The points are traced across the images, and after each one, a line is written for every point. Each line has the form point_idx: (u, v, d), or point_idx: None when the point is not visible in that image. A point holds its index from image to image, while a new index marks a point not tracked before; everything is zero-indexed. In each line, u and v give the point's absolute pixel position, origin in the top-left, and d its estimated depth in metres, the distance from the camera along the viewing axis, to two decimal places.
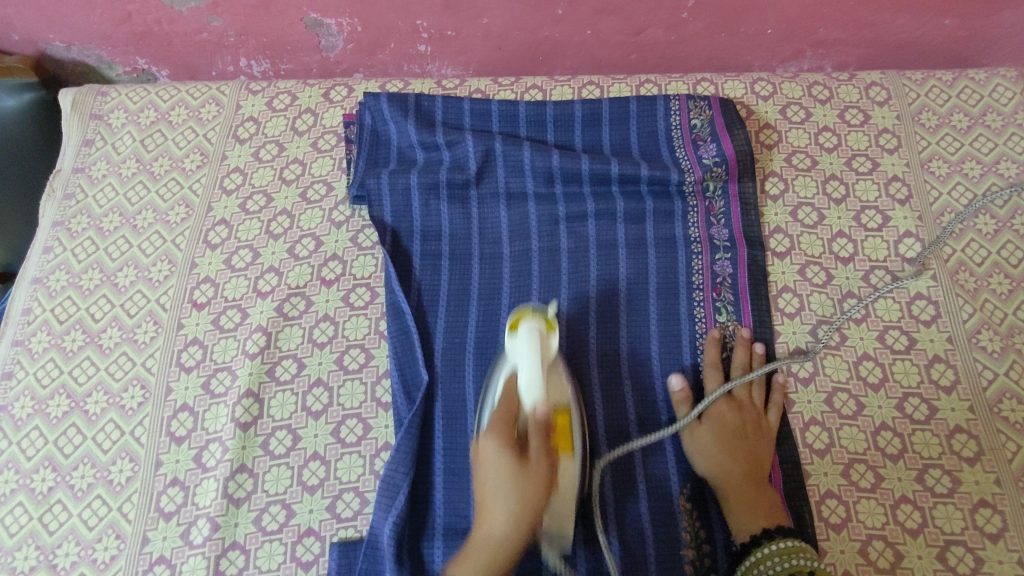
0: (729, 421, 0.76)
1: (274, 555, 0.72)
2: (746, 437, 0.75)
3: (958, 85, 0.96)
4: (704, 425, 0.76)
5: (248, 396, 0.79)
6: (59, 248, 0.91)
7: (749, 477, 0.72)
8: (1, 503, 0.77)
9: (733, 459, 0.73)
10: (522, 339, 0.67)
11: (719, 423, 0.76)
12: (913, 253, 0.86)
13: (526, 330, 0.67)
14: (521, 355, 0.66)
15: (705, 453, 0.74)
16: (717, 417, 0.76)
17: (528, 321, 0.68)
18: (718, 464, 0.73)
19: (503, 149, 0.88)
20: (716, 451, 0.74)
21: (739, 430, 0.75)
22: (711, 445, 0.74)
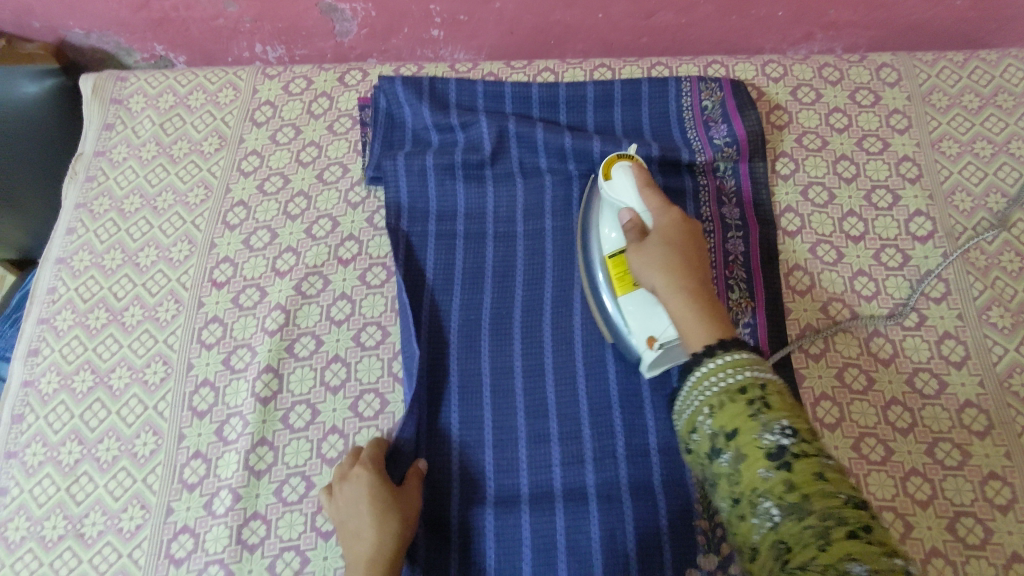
0: (677, 234, 0.71)
1: (295, 525, 0.74)
2: (690, 250, 0.70)
3: (969, 66, 0.96)
4: (651, 242, 0.70)
5: (268, 372, 0.81)
6: (82, 229, 0.93)
7: (697, 283, 0.68)
8: (29, 474, 0.79)
9: (682, 270, 0.68)
10: (620, 178, 0.75)
11: (667, 231, 0.71)
12: (923, 232, 0.86)
13: (623, 169, 0.76)
14: (630, 191, 0.75)
15: (655, 268, 0.68)
16: (665, 228, 0.71)
17: (621, 163, 0.77)
18: (670, 273, 0.68)
19: (517, 130, 0.90)
20: (664, 264, 0.68)
21: (683, 244, 0.70)
22: (654, 265, 0.69)
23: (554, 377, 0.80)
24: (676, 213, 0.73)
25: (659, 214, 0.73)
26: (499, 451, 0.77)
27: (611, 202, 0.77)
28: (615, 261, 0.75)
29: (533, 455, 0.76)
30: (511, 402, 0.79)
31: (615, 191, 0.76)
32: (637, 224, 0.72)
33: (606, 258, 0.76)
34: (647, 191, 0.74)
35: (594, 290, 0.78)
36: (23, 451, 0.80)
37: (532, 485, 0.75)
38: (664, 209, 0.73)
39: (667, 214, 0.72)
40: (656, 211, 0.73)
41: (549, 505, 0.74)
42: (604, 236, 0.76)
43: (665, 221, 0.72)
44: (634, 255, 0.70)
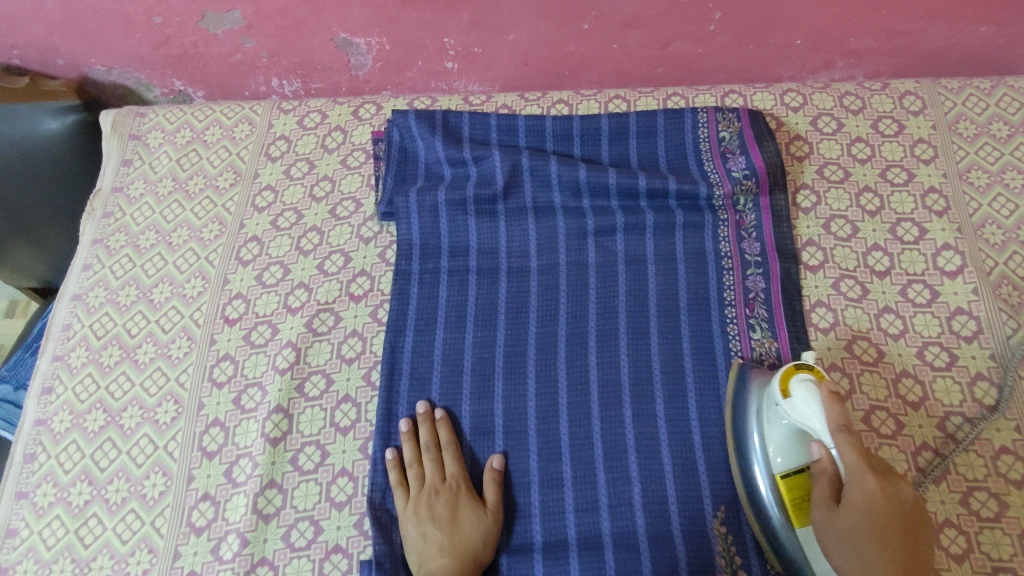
0: (876, 520, 0.58)
1: (302, 572, 0.72)
2: (900, 531, 0.58)
3: (997, 93, 0.93)
4: (844, 522, 0.60)
5: (278, 412, 0.80)
6: (98, 265, 0.93)
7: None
8: (39, 515, 0.78)
9: (887, 570, 0.57)
10: (803, 398, 0.64)
11: (863, 511, 0.59)
12: (952, 267, 0.83)
13: (804, 387, 0.64)
14: (814, 418, 0.63)
15: (850, 554, 0.59)
16: (863, 505, 0.59)
17: (802, 377, 0.65)
18: (867, 556, 0.58)
19: (531, 164, 0.89)
20: (860, 550, 0.58)
21: (887, 524, 0.58)
22: (848, 544, 0.59)
23: (569, 418, 0.78)
24: (875, 478, 0.60)
25: (852, 476, 0.60)
26: (511, 495, 0.75)
27: (792, 424, 0.66)
28: (791, 488, 0.66)
29: (547, 501, 0.74)
30: (523, 446, 0.77)
31: (795, 413, 0.64)
32: (825, 472, 0.63)
33: (775, 479, 0.67)
34: (839, 424, 0.62)
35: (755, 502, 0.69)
36: (34, 490, 0.80)
37: (546, 531, 0.73)
38: (860, 469, 0.60)
39: (860, 477, 0.60)
40: (849, 465, 0.60)
41: (563, 554, 0.72)
42: (773, 458, 0.67)
43: (860, 491, 0.59)
44: (823, 531, 0.61)
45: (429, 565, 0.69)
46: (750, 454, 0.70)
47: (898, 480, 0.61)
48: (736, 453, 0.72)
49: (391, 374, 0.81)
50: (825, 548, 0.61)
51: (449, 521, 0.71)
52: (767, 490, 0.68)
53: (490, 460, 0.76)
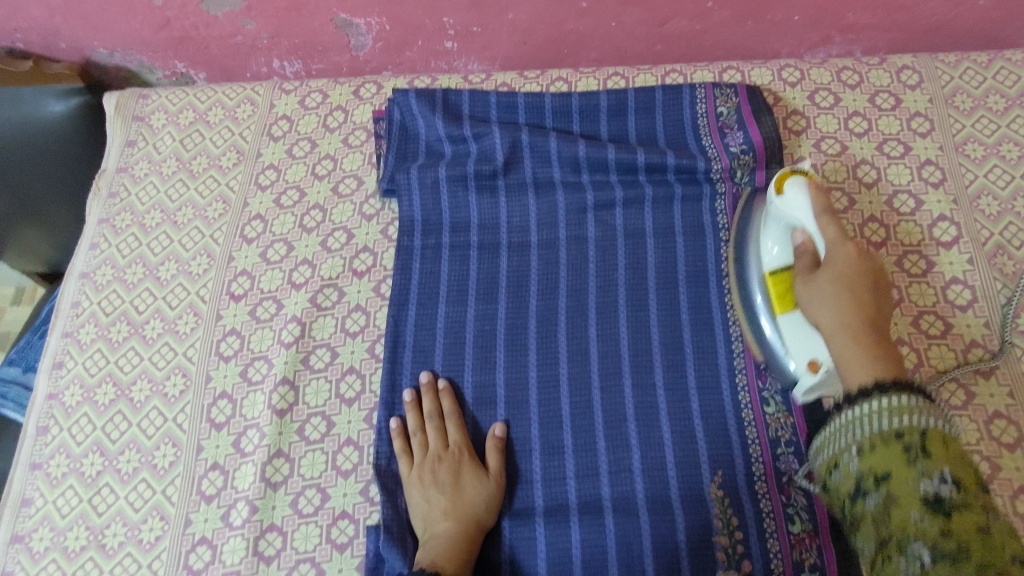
0: (852, 276, 0.65)
1: (310, 537, 0.74)
2: (869, 290, 0.65)
3: (994, 66, 0.94)
4: (822, 279, 0.66)
5: (284, 384, 0.81)
6: (105, 244, 0.95)
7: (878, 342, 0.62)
8: (53, 485, 0.80)
9: (855, 312, 0.63)
10: (794, 194, 0.71)
11: (841, 266, 0.65)
12: (948, 237, 0.84)
13: (796, 185, 0.71)
14: (802, 209, 0.70)
15: (825, 303, 0.65)
16: (839, 265, 0.65)
17: (795, 179, 0.71)
18: (838, 308, 0.64)
19: (530, 140, 0.90)
20: (838, 308, 0.64)
21: (858, 282, 0.65)
22: (824, 297, 0.65)
23: (570, 388, 0.79)
24: (853, 247, 0.66)
25: (832, 246, 0.67)
26: (513, 462, 0.77)
27: (782, 220, 0.72)
28: (777, 278, 0.72)
29: (548, 468, 0.76)
30: (525, 415, 0.78)
31: (783, 207, 0.71)
32: (808, 249, 0.69)
33: (765, 275, 0.73)
34: (823, 211, 0.69)
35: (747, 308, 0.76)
36: (47, 462, 0.82)
37: (547, 497, 0.75)
38: (839, 240, 0.67)
39: (840, 246, 0.66)
40: (830, 239, 0.67)
41: (564, 519, 0.73)
42: (766, 252, 0.73)
43: (839, 255, 0.66)
44: (803, 292, 0.67)
45: (435, 529, 0.71)
46: (747, 266, 0.77)
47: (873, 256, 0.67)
48: (732, 268, 0.79)
49: (395, 346, 0.82)
50: (803, 306, 0.68)
51: (452, 486, 0.73)
52: (756, 289, 0.75)
53: (494, 428, 0.77)
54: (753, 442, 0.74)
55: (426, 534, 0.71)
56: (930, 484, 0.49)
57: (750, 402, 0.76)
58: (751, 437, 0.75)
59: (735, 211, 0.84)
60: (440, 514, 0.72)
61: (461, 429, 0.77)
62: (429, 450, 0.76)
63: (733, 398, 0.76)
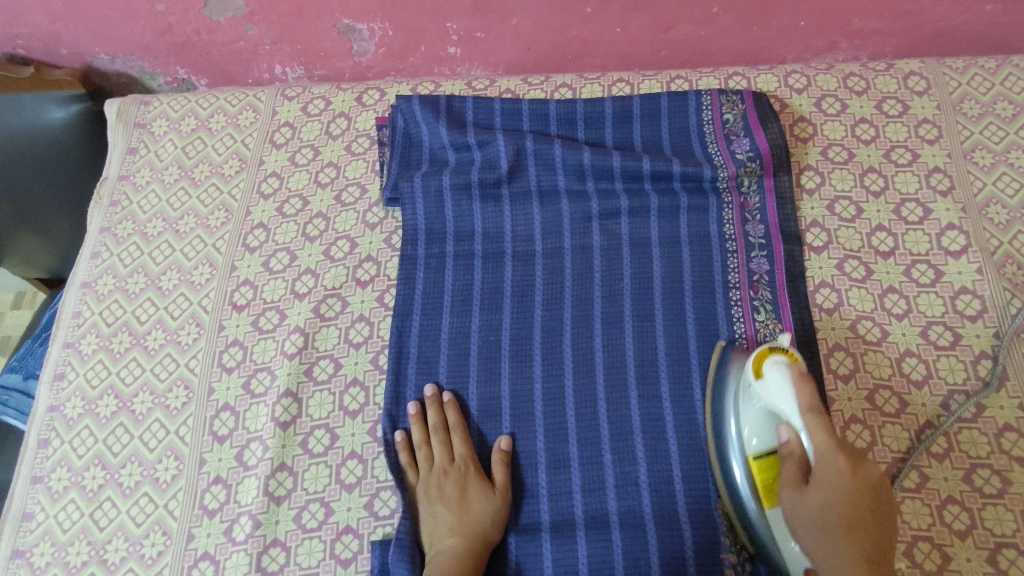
0: (847, 494, 0.61)
1: (314, 552, 0.74)
2: (867, 514, 0.61)
3: (1002, 72, 0.93)
4: (814, 500, 0.62)
5: (287, 396, 0.81)
6: (106, 253, 0.94)
7: (874, 556, 0.60)
8: (54, 499, 0.80)
9: (855, 550, 0.60)
10: (777, 384, 0.65)
11: (836, 499, 0.61)
12: (956, 246, 0.83)
13: (777, 371, 0.65)
14: (787, 402, 0.64)
15: (821, 535, 0.62)
16: (833, 487, 0.61)
17: (777, 366, 0.65)
18: (837, 548, 0.61)
19: (535, 148, 0.89)
20: (836, 549, 0.61)
21: (854, 507, 0.61)
22: (822, 542, 0.61)
23: (575, 400, 0.78)
24: (844, 454, 0.62)
25: (823, 458, 0.62)
26: (519, 475, 0.76)
27: (763, 406, 0.67)
28: (762, 467, 0.67)
29: (554, 481, 0.75)
30: (530, 427, 0.78)
31: (767, 397, 0.66)
32: (796, 458, 0.64)
33: (747, 461, 0.68)
34: (811, 408, 0.63)
35: (727, 474, 0.71)
36: (48, 475, 0.81)
37: (553, 511, 0.74)
38: (830, 450, 0.61)
39: (832, 456, 0.61)
40: (818, 445, 0.62)
41: (571, 534, 0.73)
42: (747, 440, 0.68)
43: (831, 469, 0.61)
44: (795, 516, 0.63)
45: (441, 544, 0.71)
46: (726, 436, 0.71)
47: (864, 461, 0.63)
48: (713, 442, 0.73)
49: (399, 357, 0.82)
50: (794, 525, 0.64)
51: (458, 500, 0.73)
52: (739, 471, 0.69)
53: (499, 440, 0.77)
54: None
55: (433, 550, 0.71)
56: None
57: None
58: None
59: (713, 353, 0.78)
60: (447, 529, 0.71)
61: (466, 442, 0.77)
62: (435, 464, 0.76)
63: None
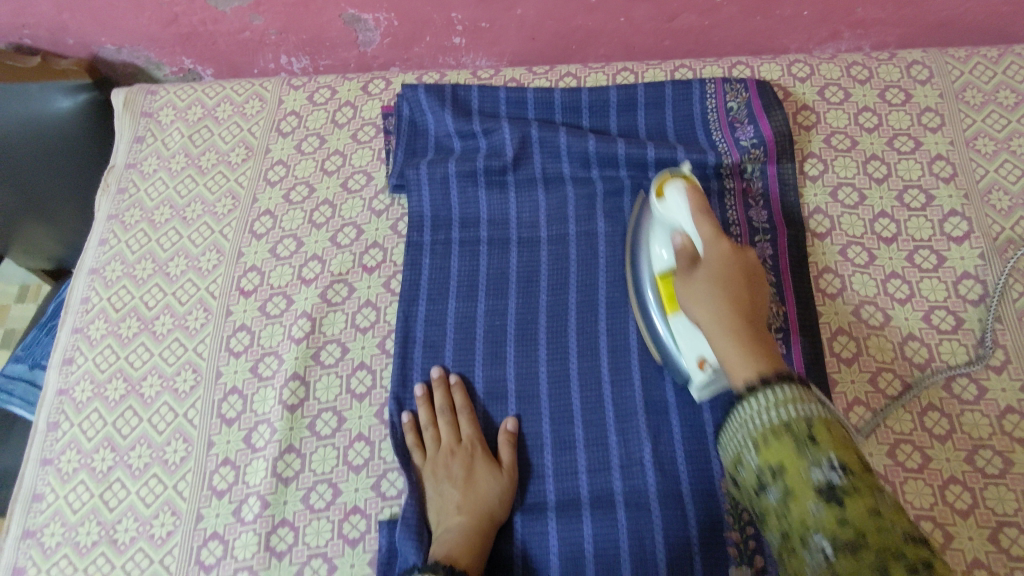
0: (727, 270, 0.66)
1: (322, 532, 0.74)
2: (743, 288, 0.65)
3: (1004, 61, 0.94)
4: (698, 278, 0.67)
5: (295, 379, 0.82)
6: (114, 240, 0.95)
7: (748, 323, 0.63)
8: (64, 481, 0.80)
9: (733, 309, 0.64)
10: (673, 197, 0.72)
11: (715, 267, 0.66)
12: (959, 232, 0.84)
13: (675, 188, 0.72)
14: (681, 210, 0.71)
15: (701, 302, 0.65)
16: (713, 262, 0.66)
17: (674, 182, 0.73)
18: (717, 314, 0.64)
19: (540, 134, 0.89)
20: (709, 300, 0.64)
21: (733, 275, 0.66)
22: (703, 294, 0.65)
23: (580, 384, 0.79)
24: (728, 244, 0.67)
25: (707, 244, 0.68)
26: (526, 456, 0.77)
27: (666, 221, 0.74)
28: (666, 279, 0.73)
29: (559, 463, 0.76)
30: (536, 410, 0.78)
31: (665, 211, 0.73)
32: (687, 252, 0.69)
33: (656, 276, 0.75)
34: (700, 213, 0.70)
35: (644, 306, 0.77)
36: (58, 458, 0.82)
37: (559, 492, 0.75)
38: (713, 238, 0.68)
39: (714, 243, 0.67)
40: (705, 239, 0.68)
41: (576, 514, 0.73)
42: (656, 256, 0.74)
43: (714, 254, 0.67)
44: (684, 288, 0.68)
45: (449, 523, 0.71)
46: (640, 262, 0.78)
47: (747, 251, 0.69)
48: (631, 271, 0.80)
49: (405, 342, 0.82)
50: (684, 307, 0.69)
51: (465, 480, 0.73)
52: (651, 293, 0.76)
53: (506, 422, 0.78)
54: None
55: (441, 529, 0.71)
56: (823, 474, 0.47)
57: None
58: None
59: (634, 213, 0.85)
60: (455, 508, 0.72)
61: (473, 422, 0.77)
62: (443, 444, 0.77)
63: None
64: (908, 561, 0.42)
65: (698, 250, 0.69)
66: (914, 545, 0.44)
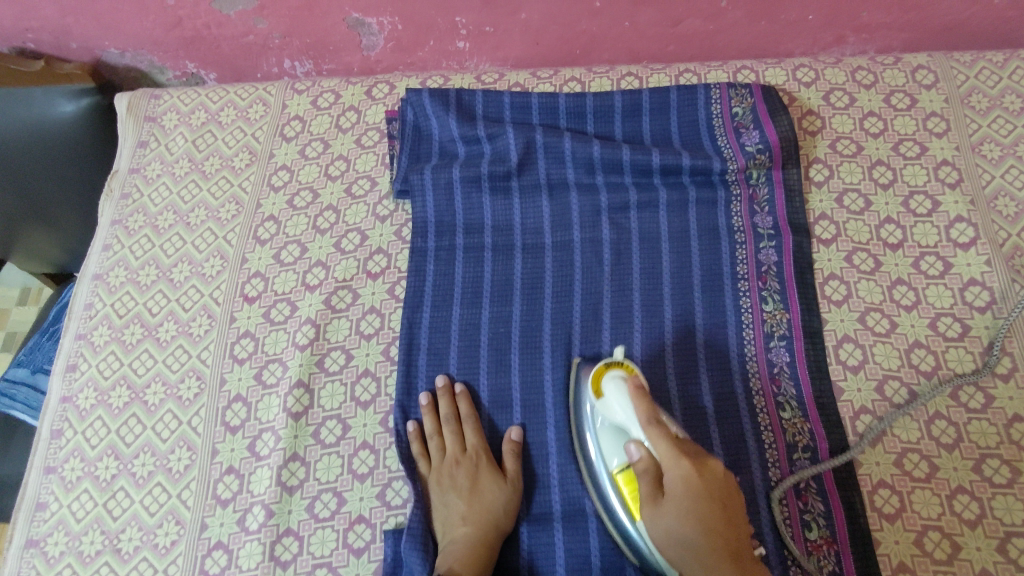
0: (697, 500, 0.59)
1: (327, 541, 0.74)
2: (716, 512, 0.59)
3: (1009, 66, 0.93)
4: (666, 514, 0.60)
5: (299, 387, 0.81)
6: (117, 245, 0.95)
7: (728, 548, 0.59)
8: (67, 489, 0.80)
9: (715, 557, 0.58)
10: (614, 396, 0.68)
11: (682, 501, 0.59)
12: (965, 239, 0.84)
13: (617, 387, 0.68)
14: (625, 414, 0.66)
15: (678, 543, 0.60)
16: (678, 494, 0.60)
17: (615, 379, 0.69)
18: (697, 552, 0.58)
19: (545, 141, 0.89)
20: (688, 541, 0.59)
21: (705, 504, 0.59)
22: (679, 535, 0.59)
23: None
24: (687, 458, 0.61)
25: (668, 469, 0.61)
26: (531, 465, 0.77)
27: (613, 426, 0.69)
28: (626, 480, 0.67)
29: (565, 471, 0.76)
30: (542, 418, 0.78)
31: (609, 409, 0.69)
32: (644, 463, 0.63)
33: (615, 476, 0.68)
34: (650, 422, 0.63)
35: (604, 498, 0.70)
36: (61, 465, 0.81)
37: (565, 500, 0.74)
38: (672, 460, 0.60)
39: (674, 468, 0.60)
40: (663, 458, 0.61)
41: (582, 523, 0.73)
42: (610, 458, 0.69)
43: (676, 479, 0.60)
44: (651, 522, 0.61)
45: (454, 535, 0.72)
46: (591, 455, 0.72)
47: (708, 458, 0.62)
48: (586, 468, 0.73)
49: (409, 349, 0.82)
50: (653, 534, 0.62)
51: (470, 491, 0.74)
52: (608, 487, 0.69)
53: (510, 431, 0.77)
54: (770, 446, 0.74)
55: (446, 540, 0.72)
56: None
57: (764, 405, 0.77)
58: (767, 441, 0.75)
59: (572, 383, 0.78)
60: (459, 520, 0.72)
61: (477, 432, 0.77)
62: (448, 455, 0.77)
63: (746, 395, 0.77)
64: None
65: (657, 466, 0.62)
66: None
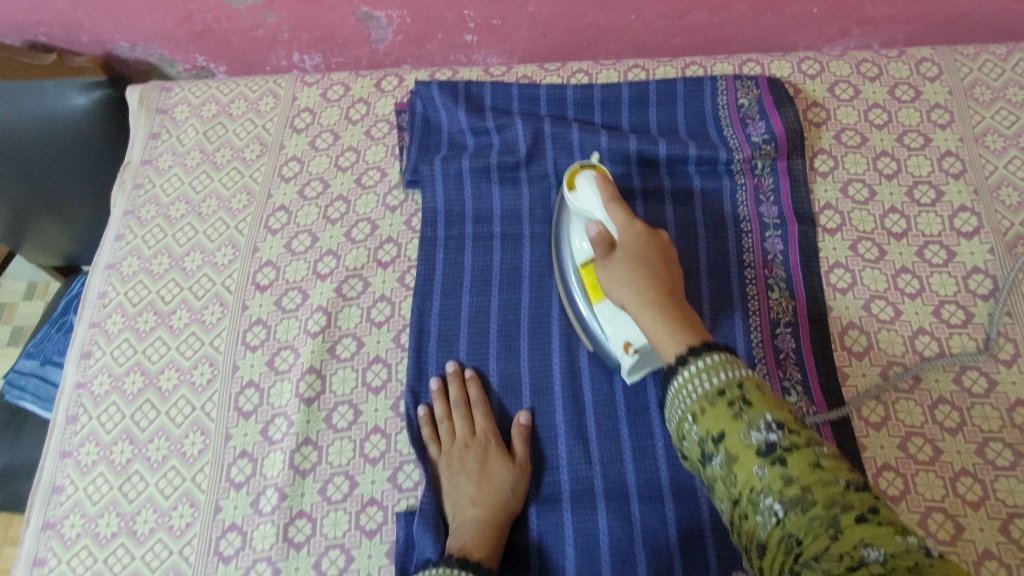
0: (642, 249, 0.68)
1: (339, 523, 0.75)
2: (656, 260, 0.67)
3: (1012, 58, 0.94)
4: (615, 260, 0.68)
5: (311, 373, 0.82)
6: (130, 235, 0.96)
7: (663, 290, 0.65)
8: (83, 473, 0.81)
9: (648, 280, 0.65)
10: (583, 188, 0.75)
11: (629, 248, 0.68)
12: (968, 227, 0.85)
13: (586, 179, 0.75)
14: (592, 200, 0.74)
15: (621, 283, 0.67)
16: (627, 246, 0.68)
17: (584, 172, 0.76)
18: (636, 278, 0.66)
19: (552, 131, 0.90)
20: (628, 279, 0.66)
21: (648, 252, 0.68)
22: (621, 273, 0.67)
23: (591, 377, 0.80)
24: (640, 228, 0.70)
25: (622, 228, 0.70)
26: (540, 448, 0.78)
27: (580, 212, 0.76)
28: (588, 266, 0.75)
29: (574, 454, 0.77)
30: (550, 402, 0.79)
31: (578, 203, 0.75)
32: (602, 236, 0.71)
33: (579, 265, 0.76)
34: (612, 204, 0.72)
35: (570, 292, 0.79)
36: (77, 450, 0.83)
37: (574, 482, 0.75)
38: (626, 224, 0.70)
39: (628, 228, 0.69)
40: (619, 225, 0.70)
41: (591, 505, 0.74)
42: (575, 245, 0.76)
43: (628, 237, 0.69)
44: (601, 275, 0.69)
45: (463, 516, 0.72)
46: (563, 252, 0.80)
47: (658, 232, 0.71)
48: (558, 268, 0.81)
49: (420, 336, 0.83)
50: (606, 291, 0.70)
51: (478, 473, 0.74)
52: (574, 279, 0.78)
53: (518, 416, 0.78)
54: None
55: (455, 522, 0.73)
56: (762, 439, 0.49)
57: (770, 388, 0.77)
58: None
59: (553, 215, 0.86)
60: (468, 502, 0.73)
61: (486, 416, 0.78)
62: (457, 439, 0.78)
63: None
64: (842, 505, 0.45)
65: (613, 236, 0.71)
66: (854, 488, 0.46)
